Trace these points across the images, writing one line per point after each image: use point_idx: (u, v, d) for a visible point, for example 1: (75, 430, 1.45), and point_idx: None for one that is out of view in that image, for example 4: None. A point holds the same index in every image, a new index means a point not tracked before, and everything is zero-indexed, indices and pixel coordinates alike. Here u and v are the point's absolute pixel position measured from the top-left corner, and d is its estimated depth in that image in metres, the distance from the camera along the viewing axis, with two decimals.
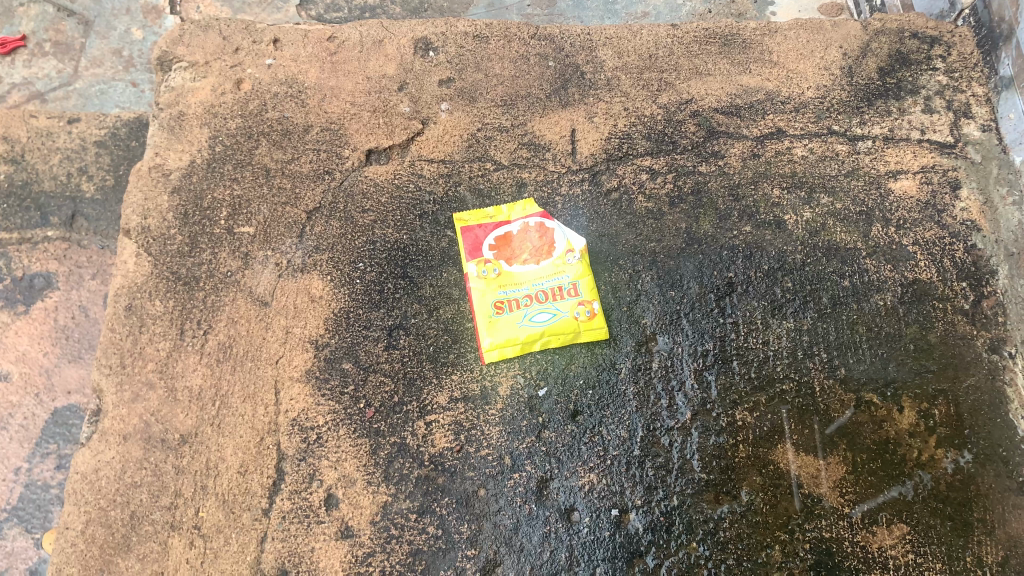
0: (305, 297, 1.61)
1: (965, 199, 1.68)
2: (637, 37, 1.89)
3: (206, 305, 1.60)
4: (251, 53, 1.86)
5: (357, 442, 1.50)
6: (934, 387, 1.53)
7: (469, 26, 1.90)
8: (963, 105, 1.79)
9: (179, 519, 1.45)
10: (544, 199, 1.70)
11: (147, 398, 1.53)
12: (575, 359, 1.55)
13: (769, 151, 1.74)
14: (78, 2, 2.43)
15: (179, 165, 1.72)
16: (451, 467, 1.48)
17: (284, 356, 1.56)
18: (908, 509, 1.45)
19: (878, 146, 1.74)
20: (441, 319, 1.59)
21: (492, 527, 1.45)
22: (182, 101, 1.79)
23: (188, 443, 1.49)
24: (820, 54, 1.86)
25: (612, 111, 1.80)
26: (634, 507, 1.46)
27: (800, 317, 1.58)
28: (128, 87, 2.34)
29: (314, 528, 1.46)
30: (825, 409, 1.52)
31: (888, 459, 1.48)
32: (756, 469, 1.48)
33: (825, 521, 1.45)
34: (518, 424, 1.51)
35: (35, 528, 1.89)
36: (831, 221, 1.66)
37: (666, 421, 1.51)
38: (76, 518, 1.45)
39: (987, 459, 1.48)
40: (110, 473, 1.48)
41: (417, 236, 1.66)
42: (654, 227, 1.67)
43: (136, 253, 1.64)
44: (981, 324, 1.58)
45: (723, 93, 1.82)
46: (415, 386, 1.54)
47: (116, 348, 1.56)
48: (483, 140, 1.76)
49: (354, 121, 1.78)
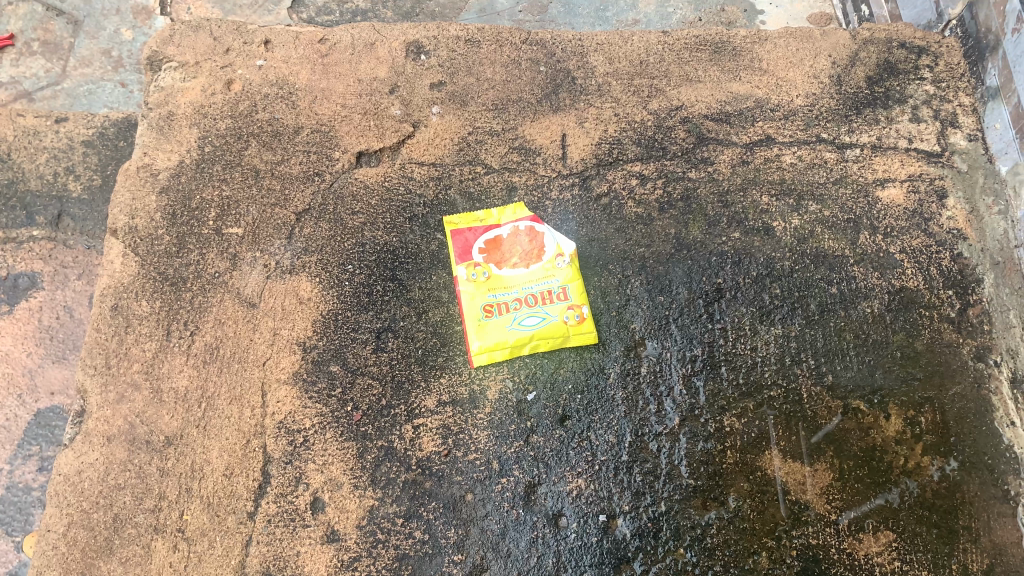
0: (293, 299, 1.60)
1: (952, 208, 1.70)
2: (628, 43, 1.90)
3: (194, 306, 1.59)
4: (241, 54, 1.86)
5: (344, 445, 1.49)
6: (921, 395, 1.53)
7: (461, 30, 1.91)
8: (950, 115, 1.81)
9: (162, 522, 1.43)
10: (535, 203, 1.70)
11: (132, 399, 1.51)
12: (563, 364, 1.55)
13: (758, 158, 1.75)
14: (68, 2, 2.42)
15: (168, 165, 1.71)
16: (438, 471, 1.48)
17: (271, 358, 1.55)
18: (895, 516, 1.45)
19: (866, 154, 1.76)
20: (430, 322, 1.59)
21: (479, 532, 1.44)
22: (171, 101, 1.79)
23: (172, 444, 1.48)
24: (809, 63, 1.88)
25: (602, 116, 1.80)
26: (621, 512, 1.46)
27: (788, 323, 1.58)
28: (117, 88, 2.32)
29: (299, 532, 1.44)
30: (812, 416, 1.52)
31: (874, 466, 1.49)
32: (743, 475, 1.48)
33: (812, 528, 1.45)
34: (506, 428, 1.51)
35: (16, 530, 1.87)
36: (819, 228, 1.67)
37: (654, 426, 1.51)
38: (57, 520, 1.43)
39: (973, 467, 1.49)
40: (93, 474, 1.46)
41: (406, 239, 1.66)
42: (643, 232, 1.67)
43: (123, 253, 1.63)
44: (967, 332, 1.59)
45: (713, 100, 1.83)
46: (403, 389, 1.53)
47: (101, 348, 1.55)
48: (474, 144, 1.76)
49: (344, 123, 1.78)
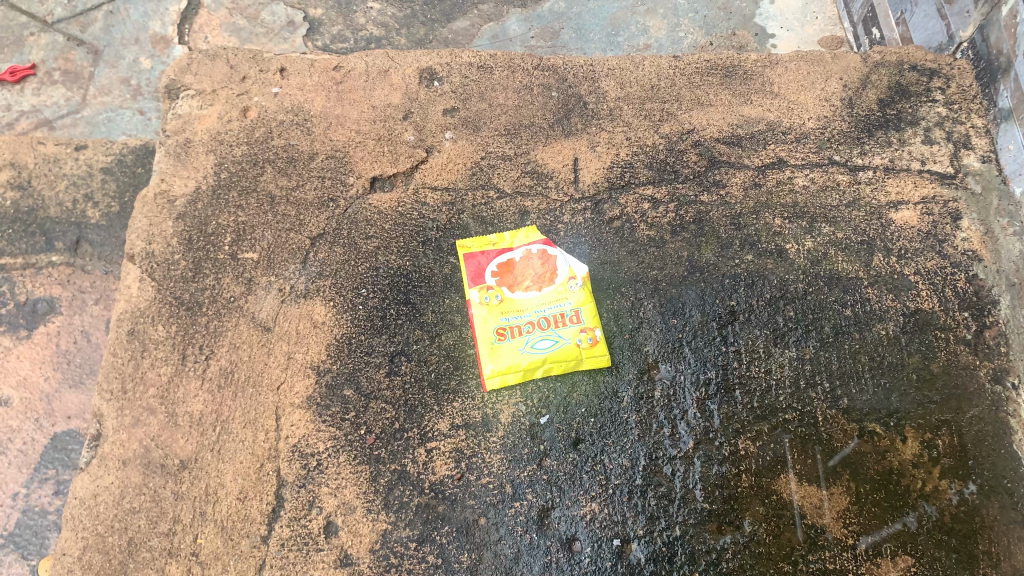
0: (307, 323, 1.61)
1: (966, 229, 1.69)
2: (639, 68, 1.92)
3: (209, 330, 1.60)
4: (258, 82, 1.89)
5: (357, 469, 1.49)
6: (938, 418, 1.52)
7: (474, 57, 1.94)
8: (962, 137, 1.80)
9: (176, 546, 1.43)
10: (547, 226, 1.71)
11: (147, 423, 1.52)
12: (577, 387, 1.55)
13: (771, 181, 1.75)
14: (88, 32, 2.49)
15: (185, 191, 1.74)
16: (451, 495, 1.47)
17: (286, 382, 1.56)
18: (912, 541, 1.43)
19: (878, 176, 1.76)
20: (443, 345, 1.59)
21: (492, 556, 1.43)
22: (188, 128, 1.82)
23: (187, 468, 1.49)
24: (820, 86, 1.89)
25: (614, 140, 1.81)
26: (636, 537, 1.44)
27: (803, 346, 1.58)
28: (136, 115, 2.37)
29: (312, 556, 1.44)
30: (828, 439, 1.51)
31: (891, 490, 1.47)
32: (758, 499, 1.47)
33: (828, 552, 1.43)
34: (519, 452, 1.50)
35: (31, 555, 1.87)
36: (833, 250, 1.67)
37: (668, 450, 1.50)
38: (73, 544, 1.44)
39: (992, 491, 1.46)
40: (108, 498, 1.47)
41: (420, 262, 1.67)
42: (656, 255, 1.67)
43: (139, 278, 1.65)
44: (984, 355, 1.57)
45: (724, 123, 1.83)
46: (416, 413, 1.54)
47: (118, 373, 1.56)
48: (487, 168, 1.78)
49: (358, 149, 1.80)
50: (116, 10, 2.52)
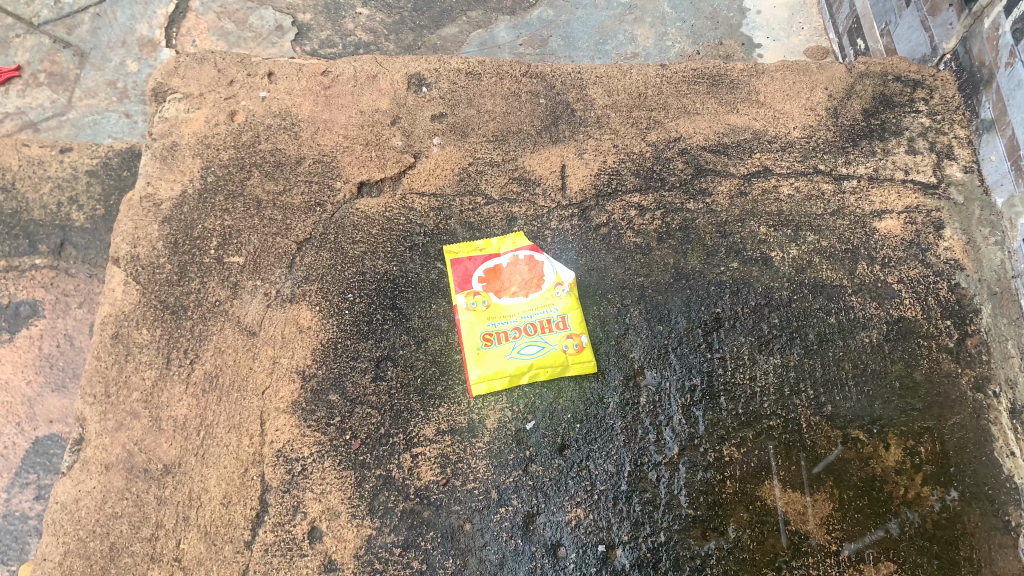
0: (293, 327, 1.61)
1: (948, 238, 1.71)
2: (627, 76, 1.94)
3: (194, 335, 1.59)
4: (245, 85, 1.89)
5: (342, 475, 1.49)
6: (920, 425, 1.53)
7: (462, 63, 1.95)
8: (945, 147, 1.82)
9: (159, 551, 1.43)
10: (534, 233, 1.71)
11: (131, 427, 1.51)
12: (563, 393, 1.55)
13: (757, 189, 1.77)
14: (74, 35, 2.48)
15: (171, 195, 1.73)
16: (437, 501, 1.47)
17: (271, 386, 1.55)
18: (895, 547, 1.44)
19: (863, 185, 1.77)
20: (429, 351, 1.59)
21: (477, 562, 1.43)
22: (175, 131, 1.81)
23: (171, 473, 1.48)
24: (806, 95, 1.91)
25: (601, 148, 1.82)
26: (621, 543, 1.45)
27: (787, 353, 1.59)
28: (121, 118, 2.38)
29: (298, 561, 1.43)
30: (812, 446, 1.52)
31: (874, 496, 1.48)
32: (742, 505, 1.48)
33: (812, 558, 1.44)
34: (505, 457, 1.50)
35: (11, 559, 1.87)
36: (818, 258, 1.68)
37: (654, 456, 1.51)
38: (54, 549, 1.43)
39: (973, 497, 1.48)
40: (90, 503, 1.46)
41: (407, 268, 1.67)
42: (642, 262, 1.68)
43: (124, 281, 1.64)
44: (966, 363, 1.58)
45: (711, 131, 1.85)
46: (402, 418, 1.53)
47: (101, 377, 1.55)
48: (475, 174, 1.78)
49: (346, 153, 1.80)
50: (104, 12, 2.52)
